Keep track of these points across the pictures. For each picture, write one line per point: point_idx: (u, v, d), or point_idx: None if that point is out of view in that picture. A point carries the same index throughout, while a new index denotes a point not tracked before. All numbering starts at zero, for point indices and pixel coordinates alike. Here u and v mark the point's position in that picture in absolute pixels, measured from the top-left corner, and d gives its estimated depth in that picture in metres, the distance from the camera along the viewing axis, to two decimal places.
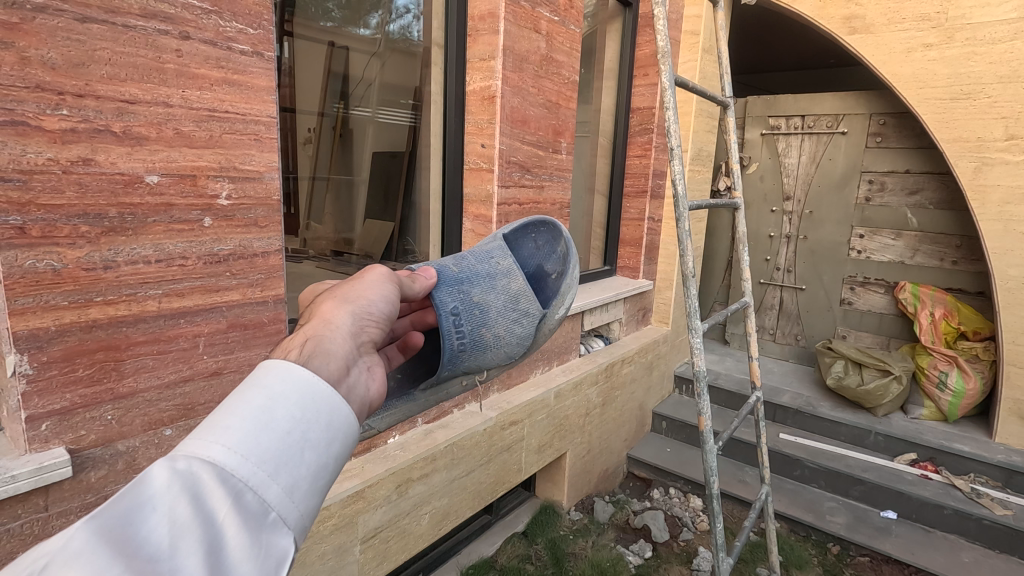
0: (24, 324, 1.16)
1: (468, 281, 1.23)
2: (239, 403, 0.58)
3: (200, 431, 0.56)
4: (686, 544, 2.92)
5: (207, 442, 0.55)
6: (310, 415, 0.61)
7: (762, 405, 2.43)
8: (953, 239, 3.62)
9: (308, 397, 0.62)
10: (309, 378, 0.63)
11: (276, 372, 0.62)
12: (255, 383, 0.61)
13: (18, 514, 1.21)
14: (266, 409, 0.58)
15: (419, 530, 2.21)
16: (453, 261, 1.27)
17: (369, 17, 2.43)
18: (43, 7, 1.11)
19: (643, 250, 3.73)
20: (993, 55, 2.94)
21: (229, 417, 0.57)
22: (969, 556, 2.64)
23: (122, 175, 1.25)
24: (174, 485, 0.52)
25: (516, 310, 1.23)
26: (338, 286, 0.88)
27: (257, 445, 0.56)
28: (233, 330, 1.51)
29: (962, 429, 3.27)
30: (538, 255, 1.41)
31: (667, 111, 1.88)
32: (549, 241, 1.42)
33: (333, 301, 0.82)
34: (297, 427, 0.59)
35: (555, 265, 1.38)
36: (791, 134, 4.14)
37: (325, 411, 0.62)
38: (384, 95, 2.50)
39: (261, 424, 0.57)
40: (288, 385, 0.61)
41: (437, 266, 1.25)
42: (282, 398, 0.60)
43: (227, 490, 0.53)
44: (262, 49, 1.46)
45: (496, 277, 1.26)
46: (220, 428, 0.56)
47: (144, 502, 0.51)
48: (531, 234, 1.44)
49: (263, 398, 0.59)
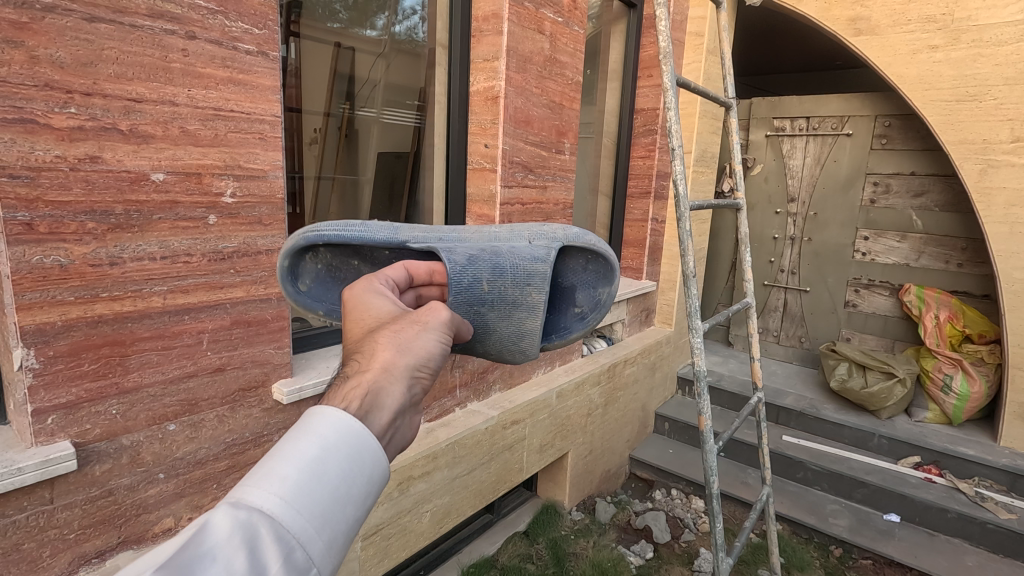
0: (31, 319, 1.18)
1: (489, 303, 1.17)
2: (293, 451, 0.62)
3: (256, 478, 0.61)
4: (688, 546, 2.92)
5: (265, 494, 0.59)
6: (357, 470, 0.65)
7: (763, 406, 2.38)
8: (958, 241, 3.59)
9: (357, 451, 0.66)
10: (360, 434, 0.66)
11: (328, 421, 0.65)
12: (309, 431, 0.64)
13: (24, 506, 1.23)
14: (319, 460, 0.63)
15: (421, 528, 2.22)
16: (486, 278, 1.16)
17: (376, 19, 2.39)
18: (52, 7, 1.13)
19: (646, 251, 3.73)
20: (1001, 56, 2.92)
21: (285, 467, 0.61)
22: (974, 560, 2.62)
23: (129, 172, 1.27)
24: (235, 537, 0.57)
25: (537, 329, 1.24)
26: (400, 321, 0.83)
27: (308, 498, 0.60)
28: (237, 327, 1.53)
29: (967, 432, 3.25)
30: (579, 279, 1.32)
31: (669, 111, 1.88)
32: (597, 276, 1.31)
33: (390, 343, 0.78)
34: (344, 482, 0.63)
35: (584, 301, 1.35)
36: (797, 135, 4.13)
37: (371, 464, 0.66)
38: (389, 96, 2.47)
39: (313, 477, 0.61)
40: (340, 435, 0.65)
41: (469, 280, 1.15)
42: (334, 450, 0.64)
43: (278, 546, 0.58)
44: (267, 48, 1.48)
45: (531, 283, 1.19)
46: (277, 479, 0.60)
47: (207, 549, 0.56)
48: (588, 257, 1.28)
49: (318, 450, 0.63)
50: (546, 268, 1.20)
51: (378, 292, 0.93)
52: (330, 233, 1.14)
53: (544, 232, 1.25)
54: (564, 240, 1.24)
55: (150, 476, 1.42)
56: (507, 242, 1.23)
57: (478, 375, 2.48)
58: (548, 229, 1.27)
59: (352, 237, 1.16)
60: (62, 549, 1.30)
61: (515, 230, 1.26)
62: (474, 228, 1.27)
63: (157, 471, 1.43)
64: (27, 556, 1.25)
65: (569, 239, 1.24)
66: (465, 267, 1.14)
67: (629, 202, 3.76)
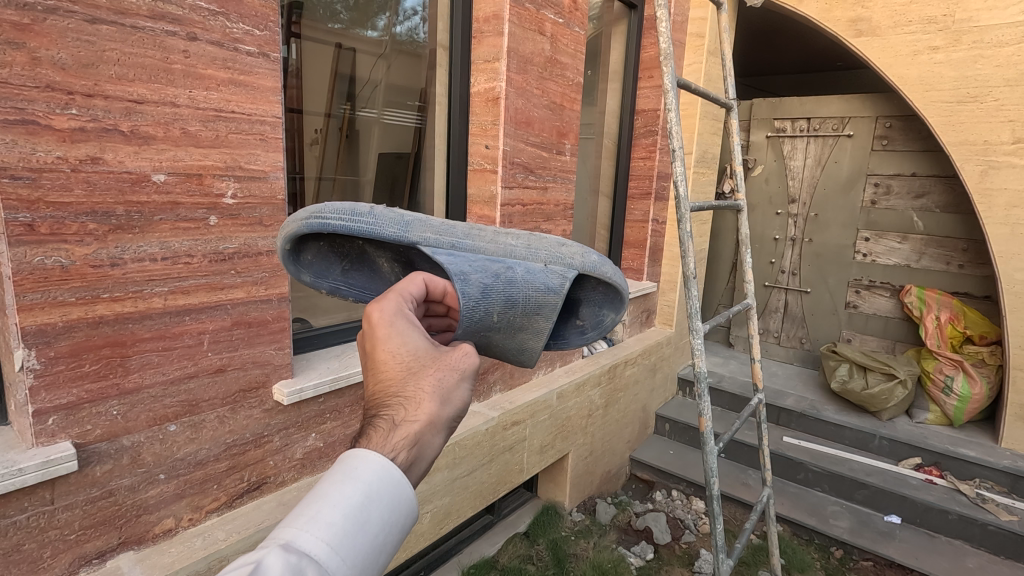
0: (32, 320, 1.18)
1: (496, 326, 1.14)
2: (339, 496, 0.65)
3: (302, 521, 0.64)
4: (688, 547, 2.92)
5: (314, 538, 0.62)
6: (395, 519, 0.68)
7: (763, 408, 2.38)
8: (959, 242, 3.59)
9: (396, 499, 0.68)
10: (402, 482, 0.69)
11: (371, 467, 0.67)
12: (354, 476, 0.67)
13: (25, 507, 1.23)
14: (363, 506, 0.66)
15: (421, 529, 2.22)
16: (498, 309, 1.11)
17: (377, 19, 2.38)
18: (53, 9, 1.13)
19: (647, 252, 3.73)
20: (1001, 58, 2.92)
21: (332, 513, 0.64)
22: (975, 562, 2.62)
23: (130, 174, 1.27)
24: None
25: (539, 349, 1.24)
26: (439, 373, 0.76)
27: (351, 545, 0.64)
28: (237, 327, 1.53)
29: (968, 433, 3.25)
30: (587, 297, 1.30)
31: (669, 112, 1.88)
32: (606, 300, 1.30)
33: (434, 395, 0.74)
34: (382, 530, 0.67)
35: (588, 318, 1.34)
36: (797, 136, 4.13)
37: (407, 514, 0.69)
38: (389, 97, 2.46)
39: (358, 525, 0.65)
40: (382, 481, 0.67)
41: (481, 312, 1.08)
42: (377, 498, 0.67)
43: None
44: (269, 49, 1.48)
45: (541, 312, 1.17)
46: (326, 525, 0.63)
47: None
48: (603, 286, 1.25)
49: (363, 496, 0.66)
50: (558, 299, 1.16)
51: (407, 318, 0.84)
52: (338, 226, 1.06)
53: (560, 255, 1.18)
54: (581, 268, 1.18)
55: (151, 476, 1.42)
56: (523, 260, 1.15)
57: (479, 375, 2.48)
58: (563, 251, 1.19)
59: (359, 232, 1.07)
60: (62, 550, 1.30)
61: (530, 245, 1.17)
62: (486, 234, 1.15)
63: (158, 471, 1.43)
64: (28, 557, 1.26)
65: (587, 267, 1.19)
66: (478, 301, 1.07)
67: (629, 203, 3.76)
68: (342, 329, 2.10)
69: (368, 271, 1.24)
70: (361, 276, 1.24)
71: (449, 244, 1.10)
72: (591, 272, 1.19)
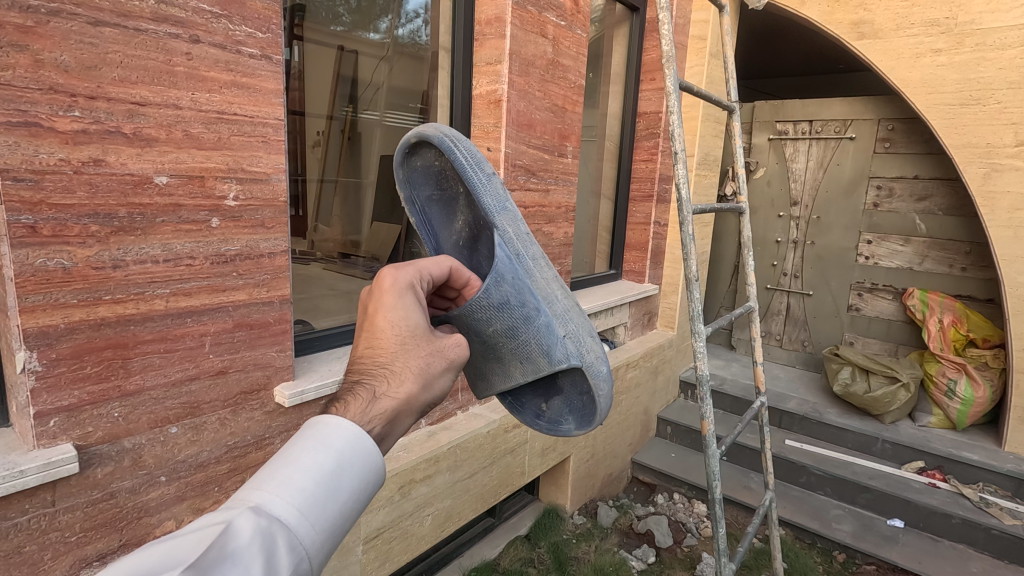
0: (34, 321, 1.18)
1: (479, 339, 1.01)
2: (312, 463, 0.65)
3: (273, 485, 0.63)
4: (690, 550, 2.91)
5: (285, 502, 0.62)
6: (365, 489, 0.69)
7: (767, 410, 2.36)
8: (963, 245, 3.58)
9: (367, 471, 0.70)
10: (373, 453, 0.71)
11: (343, 435, 0.69)
12: (328, 444, 0.67)
13: (26, 509, 1.23)
14: (335, 474, 0.66)
15: (422, 532, 2.21)
16: (499, 325, 0.98)
17: (379, 22, 2.61)
18: (57, 11, 1.13)
19: (648, 255, 3.72)
20: (1004, 60, 2.92)
21: (305, 478, 0.64)
22: (978, 566, 2.61)
23: (132, 176, 1.27)
24: (254, 544, 0.59)
25: (497, 390, 1.09)
26: (427, 359, 0.82)
27: (319, 511, 0.64)
28: (239, 329, 1.53)
29: (972, 437, 3.23)
30: (567, 396, 1.10)
31: (671, 115, 1.88)
32: (578, 411, 1.09)
33: (417, 378, 0.79)
34: (352, 499, 0.68)
35: (553, 410, 1.13)
36: (799, 139, 4.13)
37: (375, 485, 0.71)
38: (393, 99, 2.67)
39: (329, 492, 0.65)
40: (353, 449, 0.68)
41: (483, 316, 0.97)
42: (350, 467, 0.68)
43: (292, 556, 0.61)
44: (271, 52, 1.48)
45: (521, 363, 1.02)
46: (297, 489, 0.63)
47: (231, 555, 0.57)
48: (587, 396, 1.06)
49: (336, 464, 0.67)
50: (545, 367, 1.01)
51: (418, 289, 0.88)
52: (459, 161, 1.03)
53: (582, 340, 1.02)
54: (585, 365, 1.01)
55: (151, 479, 1.42)
56: (553, 313, 1.01)
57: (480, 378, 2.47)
58: (584, 338, 1.04)
59: (467, 177, 1.03)
60: (63, 552, 1.30)
61: (567, 311, 1.04)
62: (544, 272, 1.04)
63: (159, 473, 1.43)
64: (28, 559, 1.25)
65: (589, 369, 1.01)
66: (492, 307, 0.96)
67: (630, 206, 3.75)
68: (343, 330, 2.11)
69: (445, 214, 1.16)
70: (439, 213, 1.17)
71: (516, 250, 1.00)
72: (587, 375, 1.02)
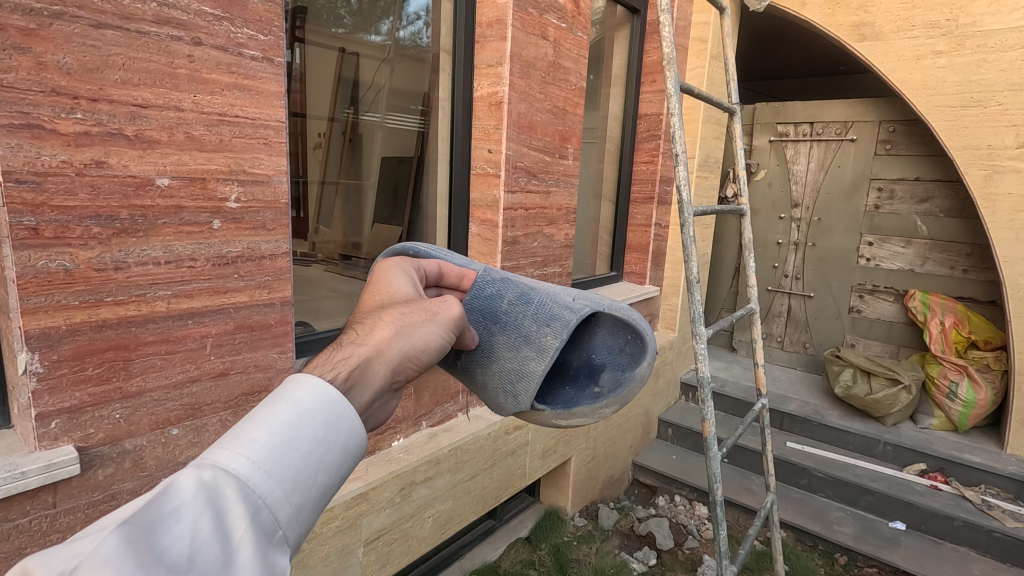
0: (35, 323, 1.18)
1: (499, 325, 1.18)
2: (266, 416, 0.67)
3: (226, 440, 0.65)
4: (691, 553, 2.90)
5: (235, 455, 0.63)
6: (331, 437, 0.70)
7: (768, 412, 2.35)
8: (964, 247, 3.58)
9: (331, 419, 0.71)
10: (335, 401, 0.72)
11: (304, 389, 0.71)
12: (284, 397, 0.69)
13: (26, 511, 1.23)
14: (294, 425, 0.68)
15: (422, 534, 2.21)
16: (509, 298, 1.19)
17: (380, 24, 2.62)
18: (60, 14, 1.13)
19: (650, 257, 3.72)
20: (1004, 62, 2.92)
21: (256, 431, 0.65)
22: (980, 569, 2.60)
23: (133, 178, 1.27)
24: (199, 498, 0.59)
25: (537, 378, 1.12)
26: (403, 310, 0.94)
27: (277, 461, 0.65)
28: (240, 331, 1.53)
29: (974, 439, 3.22)
30: (611, 357, 1.19)
31: (672, 118, 1.88)
32: (627, 361, 1.17)
33: (392, 325, 0.89)
34: (318, 448, 0.69)
35: (606, 384, 1.16)
36: (800, 141, 4.13)
37: (343, 434, 0.72)
38: (393, 101, 2.69)
39: (287, 441, 0.66)
40: (314, 402, 0.70)
41: (492, 294, 1.20)
42: (309, 417, 0.69)
43: (247, 505, 0.61)
44: (272, 54, 1.48)
45: (550, 325, 1.13)
46: (249, 441, 0.64)
47: (174, 509, 0.57)
48: (626, 336, 1.18)
49: (293, 413, 0.68)
50: (570, 318, 1.13)
51: (405, 274, 1.08)
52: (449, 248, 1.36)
53: (593, 296, 1.20)
54: (606, 307, 1.17)
55: (152, 481, 1.42)
56: (554, 292, 1.22)
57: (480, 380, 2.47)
58: (599, 295, 1.23)
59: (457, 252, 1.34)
60: None
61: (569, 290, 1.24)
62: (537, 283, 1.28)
63: (160, 475, 1.43)
64: None
65: (611, 304, 1.18)
66: (497, 284, 1.22)
67: (632, 207, 3.75)
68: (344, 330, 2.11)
69: None
70: None
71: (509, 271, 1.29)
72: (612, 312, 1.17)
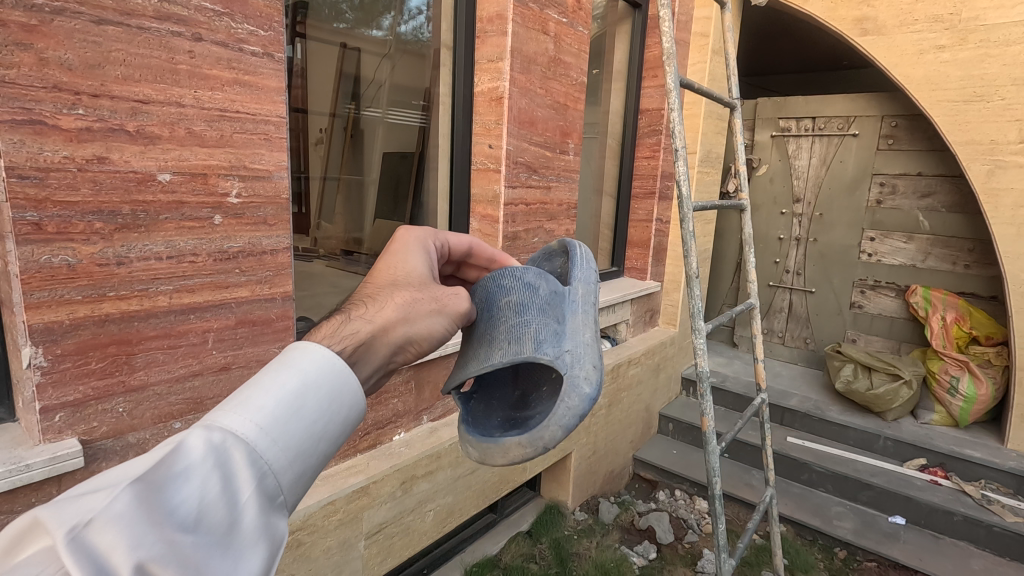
0: (39, 317, 1.19)
1: (489, 310, 1.12)
2: (273, 384, 0.68)
3: (231, 405, 0.65)
4: (691, 547, 2.92)
5: (243, 420, 0.63)
6: (334, 408, 0.72)
7: (768, 407, 2.36)
8: (965, 243, 3.57)
9: (335, 391, 0.73)
10: (339, 372, 0.74)
11: (310, 359, 0.72)
12: (291, 366, 0.71)
13: (32, 502, 1.25)
14: (299, 395, 0.69)
15: (423, 527, 2.22)
16: (516, 297, 1.11)
17: (381, 19, 2.61)
18: (61, 10, 1.14)
19: (651, 252, 3.72)
20: (1008, 56, 2.90)
21: (264, 398, 0.66)
22: (980, 564, 2.61)
23: (136, 174, 1.28)
24: (208, 459, 0.59)
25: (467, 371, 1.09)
26: (415, 292, 0.95)
27: (283, 429, 0.65)
28: (241, 326, 1.54)
29: (974, 435, 3.23)
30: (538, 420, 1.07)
31: (672, 112, 1.87)
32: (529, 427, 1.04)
33: (401, 307, 0.91)
34: (321, 419, 0.70)
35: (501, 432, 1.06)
36: (802, 136, 4.12)
37: (345, 406, 0.74)
38: (394, 96, 2.68)
39: (293, 409, 0.67)
40: (319, 372, 0.72)
41: (508, 285, 1.13)
42: (315, 387, 0.71)
43: (253, 470, 0.61)
44: (273, 50, 1.49)
45: (510, 341, 1.06)
46: (256, 407, 0.65)
47: (182, 470, 0.57)
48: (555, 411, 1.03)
49: (299, 383, 0.70)
50: (525, 351, 1.04)
51: (425, 250, 1.08)
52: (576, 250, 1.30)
53: (578, 362, 1.05)
54: (566, 374, 1.03)
55: None
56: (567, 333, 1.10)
57: None
58: (591, 369, 1.06)
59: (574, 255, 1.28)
60: None
61: (584, 344, 1.09)
62: (587, 320, 1.15)
63: None
64: None
65: (575, 376, 1.03)
66: (521, 284, 1.12)
67: (633, 203, 3.75)
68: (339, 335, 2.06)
69: None
70: None
71: (576, 295, 1.17)
72: (564, 382, 1.02)
